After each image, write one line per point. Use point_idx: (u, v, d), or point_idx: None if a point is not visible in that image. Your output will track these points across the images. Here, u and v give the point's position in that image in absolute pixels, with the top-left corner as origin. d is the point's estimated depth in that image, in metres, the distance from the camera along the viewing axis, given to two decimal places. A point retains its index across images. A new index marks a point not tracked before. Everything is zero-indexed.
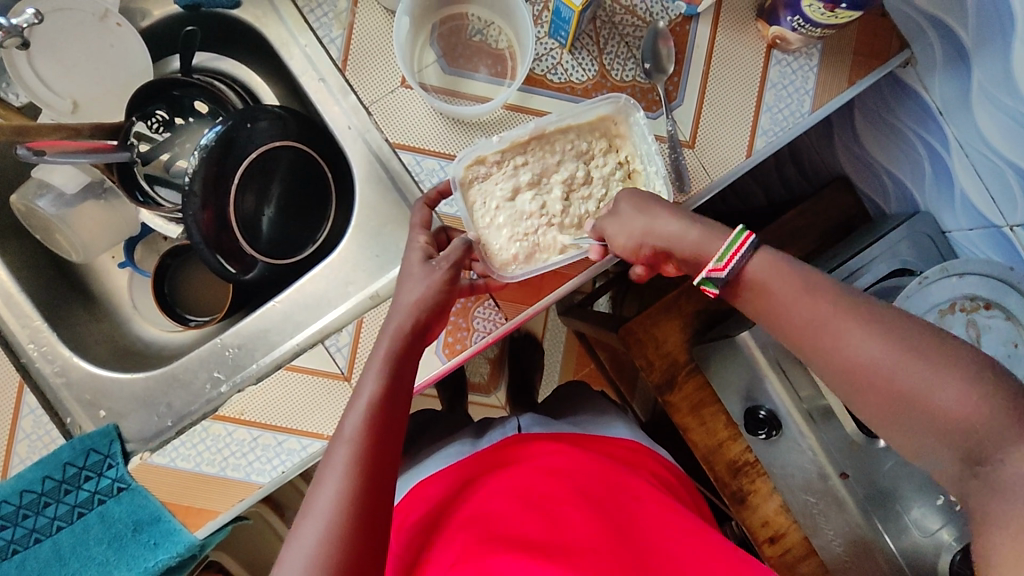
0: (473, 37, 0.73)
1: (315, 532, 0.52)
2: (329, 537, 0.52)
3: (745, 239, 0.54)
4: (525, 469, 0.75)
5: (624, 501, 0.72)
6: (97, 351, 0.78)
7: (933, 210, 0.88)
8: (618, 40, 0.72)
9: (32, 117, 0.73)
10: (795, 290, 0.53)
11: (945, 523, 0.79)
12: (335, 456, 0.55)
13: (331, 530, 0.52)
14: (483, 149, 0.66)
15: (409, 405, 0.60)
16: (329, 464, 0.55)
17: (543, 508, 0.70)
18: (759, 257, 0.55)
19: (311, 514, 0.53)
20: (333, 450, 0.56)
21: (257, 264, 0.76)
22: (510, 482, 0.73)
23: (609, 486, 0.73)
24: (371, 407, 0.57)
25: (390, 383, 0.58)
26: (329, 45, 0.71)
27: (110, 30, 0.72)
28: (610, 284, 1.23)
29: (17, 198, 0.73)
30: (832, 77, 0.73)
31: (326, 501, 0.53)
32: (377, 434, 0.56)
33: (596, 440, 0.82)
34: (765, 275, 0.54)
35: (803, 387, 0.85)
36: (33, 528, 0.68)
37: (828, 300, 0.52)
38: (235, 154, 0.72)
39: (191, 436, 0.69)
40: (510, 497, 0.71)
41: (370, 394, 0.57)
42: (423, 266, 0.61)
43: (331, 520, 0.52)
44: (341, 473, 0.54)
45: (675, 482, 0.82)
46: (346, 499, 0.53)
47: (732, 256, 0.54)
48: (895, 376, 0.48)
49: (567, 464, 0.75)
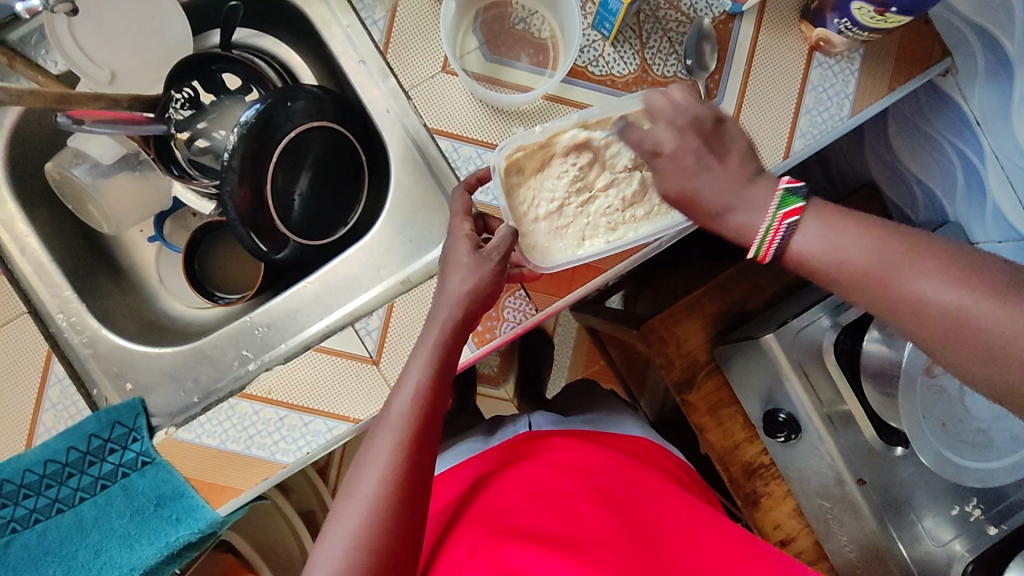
0: (516, 25, 0.73)
1: (358, 516, 0.53)
2: (370, 523, 0.53)
3: (782, 221, 0.53)
4: (551, 461, 0.74)
5: (645, 498, 0.71)
6: (124, 324, 0.78)
7: (960, 220, 0.88)
8: (662, 35, 0.72)
9: (70, 86, 0.72)
10: (849, 251, 0.50)
11: (958, 533, 0.82)
12: (380, 442, 0.55)
13: (373, 516, 0.53)
14: (524, 139, 0.64)
15: (453, 393, 0.59)
16: (372, 449, 0.55)
17: (572, 503, 0.70)
18: (809, 215, 0.52)
19: (354, 497, 0.54)
20: (377, 435, 0.56)
21: (289, 244, 0.76)
22: (532, 474, 0.73)
23: (631, 483, 0.73)
24: (418, 397, 0.56)
25: (438, 373, 0.57)
26: (372, 26, 0.70)
27: (151, 2, 0.72)
28: (625, 282, 1.23)
29: (52, 166, 0.73)
30: (873, 82, 0.73)
31: (370, 486, 0.53)
32: (421, 425, 0.55)
33: (614, 438, 0.82)
34: (816, 244, 0.52)
35: (824, 391, 0.85)
36: (55, 498, 0.68)
37: (898, 241, 0.49)
38: (273, 138, 0.72)
39: (218, 413, 0.68)
40: (537, 489, 0.71)
41: (417, 383, 0.56)
42: (474, 256, 0.58)
43: (373, 506, 0.53)
44: (384, 461, 0.54)
45: (690, 482, 0.81)
46: (387, 486, 0.53)
47: (772, 239, 0.53)
48: (984, 314, 0.45)
49: (590, 461, 0.74)
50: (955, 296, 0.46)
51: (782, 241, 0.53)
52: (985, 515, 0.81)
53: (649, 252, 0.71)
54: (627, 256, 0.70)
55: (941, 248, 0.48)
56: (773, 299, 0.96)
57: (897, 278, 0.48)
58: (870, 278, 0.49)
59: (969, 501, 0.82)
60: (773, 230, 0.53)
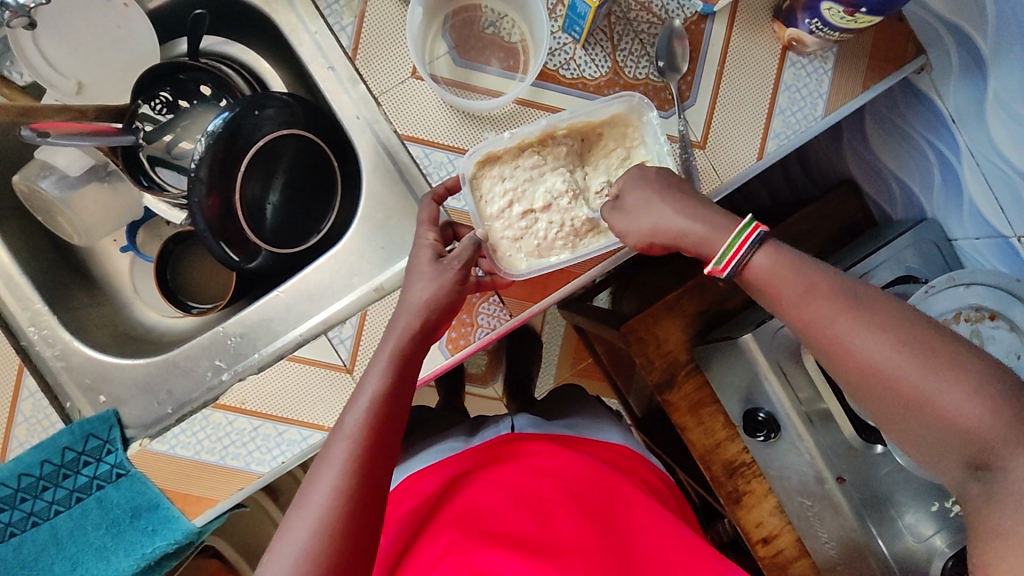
0: (486, 29, 0.72)
1: (310, 525, 0.52)
2: (321, 533, 0.52)
3: (751, 231, 0.55)
4: (519, 465, 0.75)
5: (612, 504, 0.72)
6: (98, 334, 0.78)
7: (937, 216, 0.88)
8: (633, 37, 0.71)
9: (36, 97, 0.72)
10: (803, 287, 0.54)
11: (939, 529, 0.80)
12: (335, 451, 0.55)
13: (325, 525, 0.52)
14: (493, 144, 0.65)
15: (410, 404, 0.60)
16: (328, 457, 0.55)
17: (539, 508, 0.70)
18: (767, 249, 0.55)
19: (307, 506, 0.53)
20: (333, 444, 0.56)
21: (261, 253, 0.75)
22: (501, 479, 0.73)
23: (598, 488, 0.73)
24: (374, 405, 0.56)
25: (394, 384, 0.57)
26: (340, 32, 0.70)
27: (117, 11, 0.71)
28: (610, 280, 1.22)
29: (20, 179, 0.73)
30: (846, 81, 0.72)
31: (323, 495, 0.53)
32: (377, 435, 0.56)
33: (586, 442, 0.82)
34: (773, 272, 0.55)
35: (802, 389, 0.85)
36: (30, 512, 0.68)
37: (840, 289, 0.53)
38: (240, 144, 0.72)
39: (192, 424, 0.68)
40: (504, 494, 0.71)
41: (372, 393, 0.57)
42: (435, 265, 0.60)
43: (325, 516, 0.53)
44: (338, 469, 0.54)
45: (662, 486, 0.82)
46: (341, 495, 0.53)
47: (741, 244, 0.55)
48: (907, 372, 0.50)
49: (557, 465, 0.75)
50: (881, 353, 0.51)
51: (742, 258, 0.55)
52: (966, 511, 0.79)
53: (622, 255, 0.70)
54: (600, 261, 0.70)
55: (881, 304, 0.53)
56: (750, 298, 0.97)
57: (836, 323, 0.53)
58: (812, 321, 0.54)
59: (948, 497, 0.80)
60: (743, 236, 0.55)
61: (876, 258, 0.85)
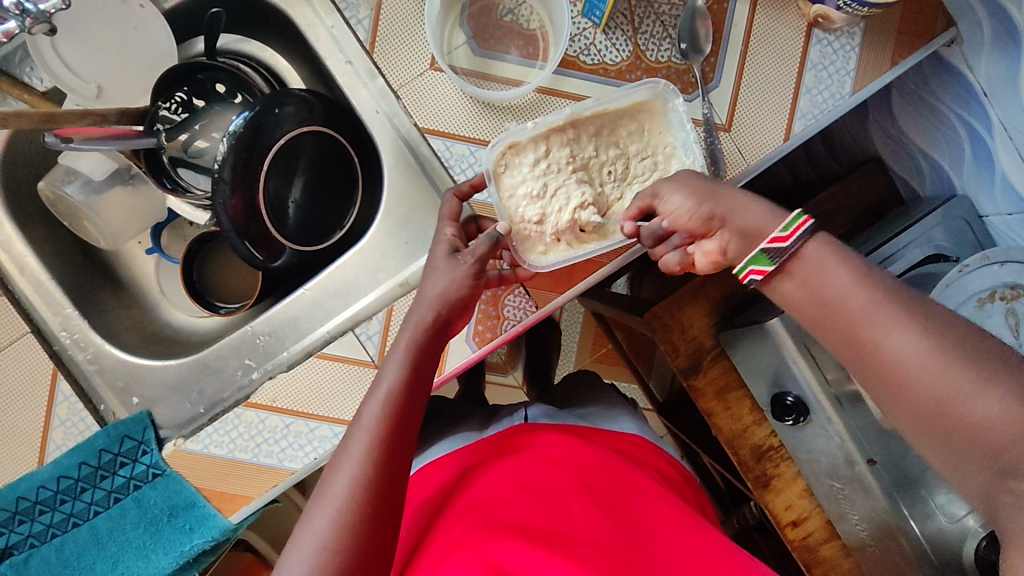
0: (504, 17, 0.71)
1: (328, 516, 0.52)
2: (340, 525, 0.52)
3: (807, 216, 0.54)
4: (534, 456, 0.75)
5: (627, 495, 0.72)
6: (127, 337, 0.79)
7: (968, 192, 0.86)
8: (654, 19, 0.70)
9: (57, 103, 0.72)
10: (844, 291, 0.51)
11: (970, 508, 0.76)
12: (354, 442, 0.55)
13: (344, 516, 0.52)
14: (516, 135, 0.64)
15: (426, 400, 0.60)
16: (347, 449, 0.55)
17: (554, 498, 0.70)
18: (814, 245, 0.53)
19: (325, 497, 0.53)
20: (353, 435, 0.56)
21: (285, 251, 0.76)
22: (516, 470, 0.73)
23: (611, 479, 0.73)
24: (391, 398, 0.57)
25: (410, 378, 0.58)
26: (357, 26, 0.69)
27: (133, 12, 0.71)
28: (628, 266, 1.21)
29: (45, 185, 0.73)
30: (875, 57, 0.70)
31: (342, 485, 0.53)
32: (394, 427, 0.56)
33: (595, 432, 0.82)
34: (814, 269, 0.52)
35: (829, 369, 0.83)
36: (70, 513, 0.69)
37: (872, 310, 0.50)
38: (261, 144, 0.71)
39: (224, 423, 0.69)
40: (519, 484, 0.72)
41: (390, 384, 0.57)
42: (449, 259, 0.60)
43: (343, 508, 0.53)
44: (357, 459, 0.54)
45: (675, 473, 0.82)
46: (360, 487, 0.53)
47: (795, 230, 0.53)
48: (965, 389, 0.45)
49: (570, 455, 0.75)
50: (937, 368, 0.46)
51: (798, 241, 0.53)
52: None
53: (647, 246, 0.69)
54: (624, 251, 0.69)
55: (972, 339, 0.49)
56: None
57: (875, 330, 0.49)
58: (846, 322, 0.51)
59: None
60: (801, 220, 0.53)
61: (902, 236, 0.84)
